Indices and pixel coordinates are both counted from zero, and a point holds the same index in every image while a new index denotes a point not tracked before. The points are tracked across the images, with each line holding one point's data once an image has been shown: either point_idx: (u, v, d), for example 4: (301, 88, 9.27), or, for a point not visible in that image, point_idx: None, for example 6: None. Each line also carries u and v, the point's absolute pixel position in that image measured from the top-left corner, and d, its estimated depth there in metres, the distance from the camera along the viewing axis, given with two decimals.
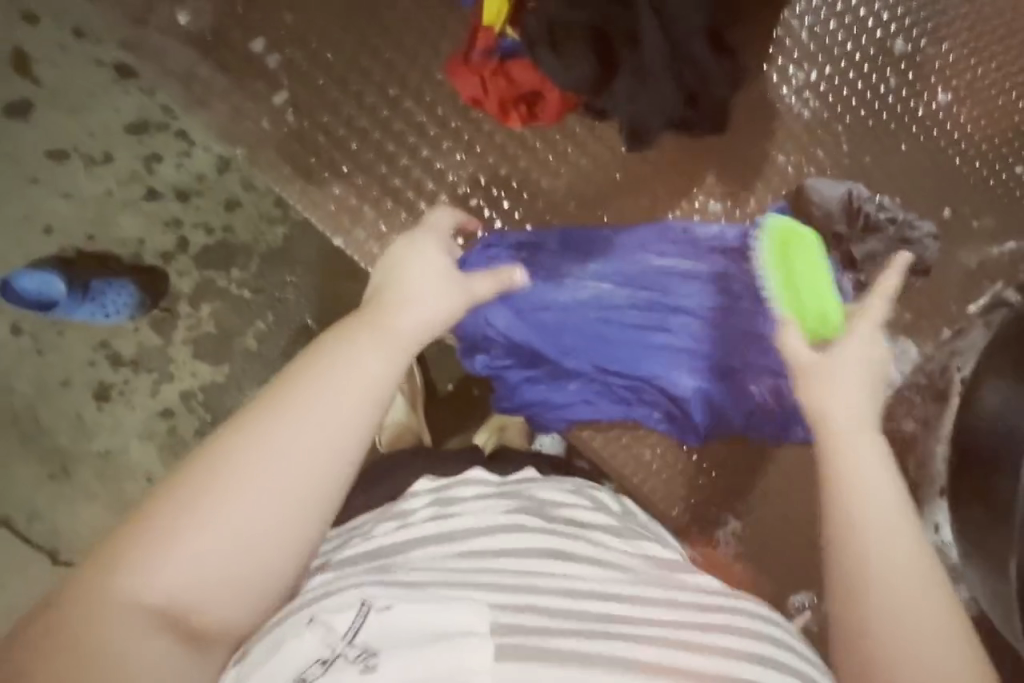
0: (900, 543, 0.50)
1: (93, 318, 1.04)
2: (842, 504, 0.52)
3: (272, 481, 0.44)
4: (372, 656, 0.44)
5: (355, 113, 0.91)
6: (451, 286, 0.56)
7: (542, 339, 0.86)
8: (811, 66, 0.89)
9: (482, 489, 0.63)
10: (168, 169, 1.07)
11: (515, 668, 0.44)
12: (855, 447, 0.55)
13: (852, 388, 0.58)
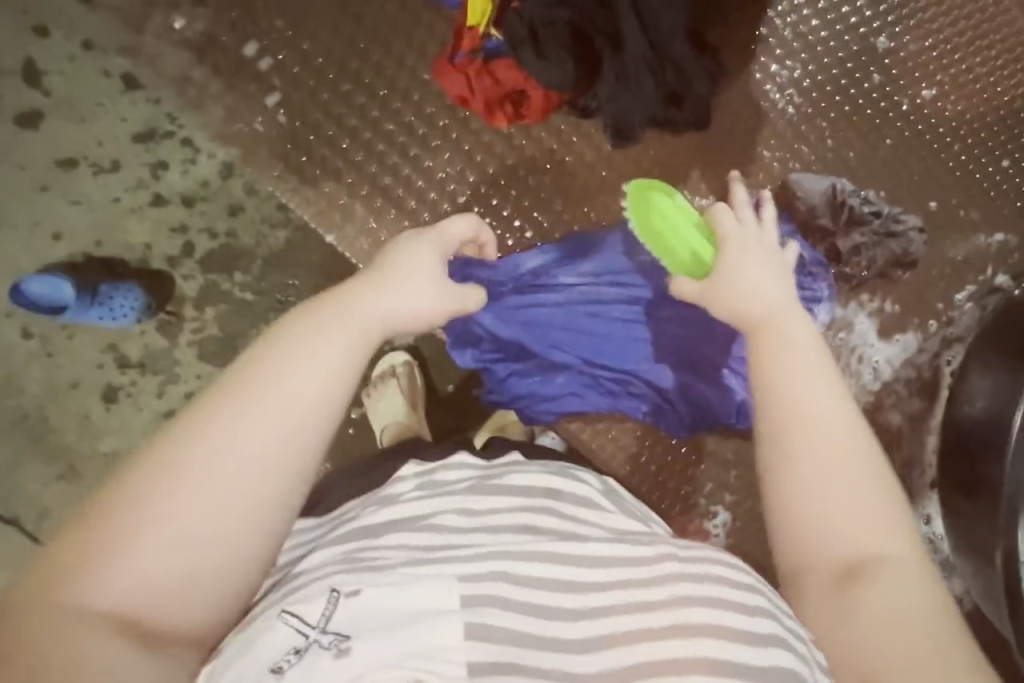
0: (814, 397, 0.54)
1: (101, 321, 1.02)
2: (765, 372, 0.56)
3: (230, 474, 0.44)
4: (344, 640, 0.44)
5: (346, 111, 0.93)
6: (416, 279, 0.57)
7: (529, 334, 0.86)
8: (795, 63, 0.89)
9: (461, 473, 0.62)
10: (175, 177, 1.05)
11: (483, 651, 0.45)
12: (790, 357, 0.56)
13: (769, 277, 0.62)
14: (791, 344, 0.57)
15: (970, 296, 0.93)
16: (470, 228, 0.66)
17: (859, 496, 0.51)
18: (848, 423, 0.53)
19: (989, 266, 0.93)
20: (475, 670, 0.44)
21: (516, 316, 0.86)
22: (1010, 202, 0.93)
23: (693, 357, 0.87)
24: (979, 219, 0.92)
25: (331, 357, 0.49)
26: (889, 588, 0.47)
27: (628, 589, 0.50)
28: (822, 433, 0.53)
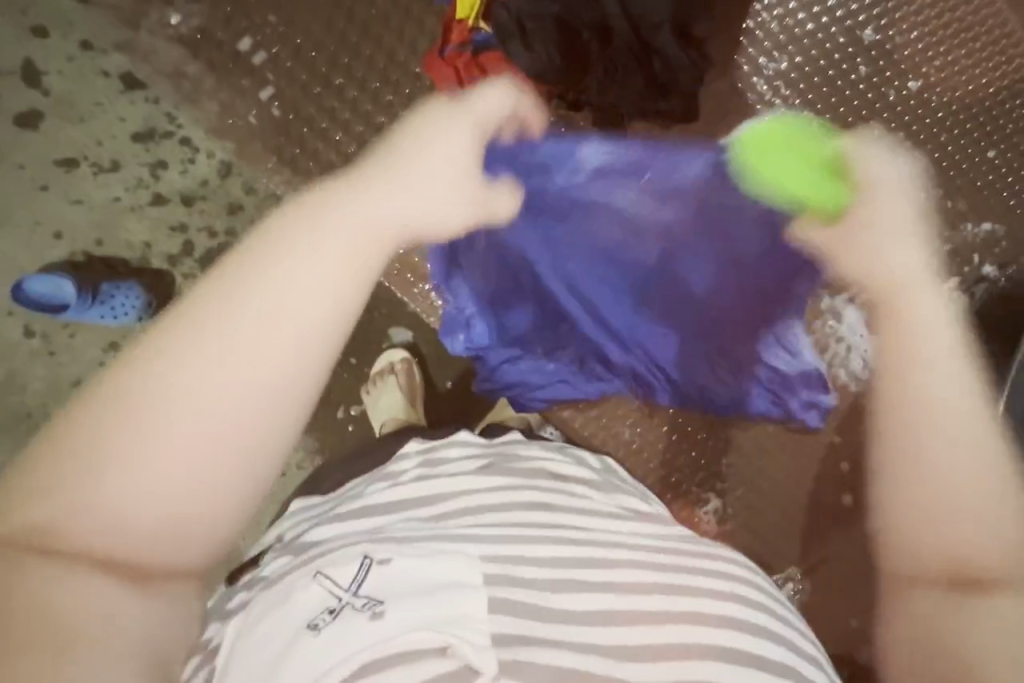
0: (952, 407, 0.46)
1: (101, 320, 1.04)
2: (891, 366, 0.48)
3: (203, 418, 0.41)
4: (378, 603, 0.47)
5: (339, 105, 0.97)
6: (453, 172, 0.48)
7: (550, 263, 0.78)
8: (783, 56, 0.91)
9: (466, 450, 0.67)
10: (175, 176, 1.06)
11: (509, 618, 0.47)
12: (924, 323, 0.48)
13: (904, 243, 0.50)
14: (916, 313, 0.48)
15: (955, 285, 0.94)
16: (494, 108, 0.53)
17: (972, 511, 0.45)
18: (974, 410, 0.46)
19: (976, 255, 0.95)
20: (499, 641, 0.45)
21: (517, 232, 0.75)
22: (996, 192, 0.94)
23: (713, 332, 0.81)
24: (966, 209, 0.94)
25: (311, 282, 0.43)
26: (997, 621, 0.43)
27: (643, 574, 0.53)
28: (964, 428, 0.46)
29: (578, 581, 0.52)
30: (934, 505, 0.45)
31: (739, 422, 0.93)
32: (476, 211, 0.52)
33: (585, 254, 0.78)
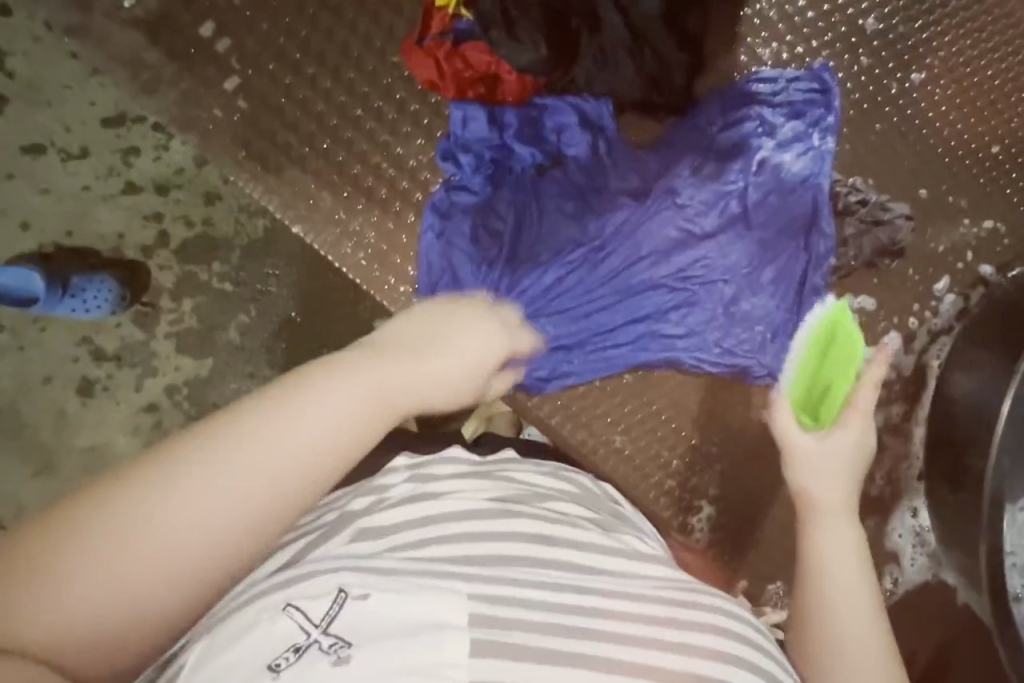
0: (860, 601, 0.56)
1: (72, 313, 1.13)
2: (816, 545, 0.60)
3: (139, 566, 0.39)
4: (345, 647, 0.44)
5: (311, 96, 0.84)
6: (466, 375, 0.55)
7: (630, 178, 0.85)
8: (795, 41, 0.86)
9: (462, 466, 0.64)
10: (147, 162, 1.17)
11: (488, 663, 0.45)
12: (844, 550, 0.60)
13: (835, 477, 0.67)
14: (826, 521, 0.63)
15: (949, 286, 0.92)
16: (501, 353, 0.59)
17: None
18: (862, 586, 0.57)
19: (970, 257, 0.92)
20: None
21: (677, 133, 0.85)
22: (1000, 188, 0.92)
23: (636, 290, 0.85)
24: (967, 206, 0.91)
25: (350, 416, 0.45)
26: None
27: (631, 623, 0.51)
28: (857, 622, 0.55)
29: (564, 626, 0.49)
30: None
31: (740, 432, 0.89)
32: (455, 398, 0.55)
33: (625, 243, 0.84)
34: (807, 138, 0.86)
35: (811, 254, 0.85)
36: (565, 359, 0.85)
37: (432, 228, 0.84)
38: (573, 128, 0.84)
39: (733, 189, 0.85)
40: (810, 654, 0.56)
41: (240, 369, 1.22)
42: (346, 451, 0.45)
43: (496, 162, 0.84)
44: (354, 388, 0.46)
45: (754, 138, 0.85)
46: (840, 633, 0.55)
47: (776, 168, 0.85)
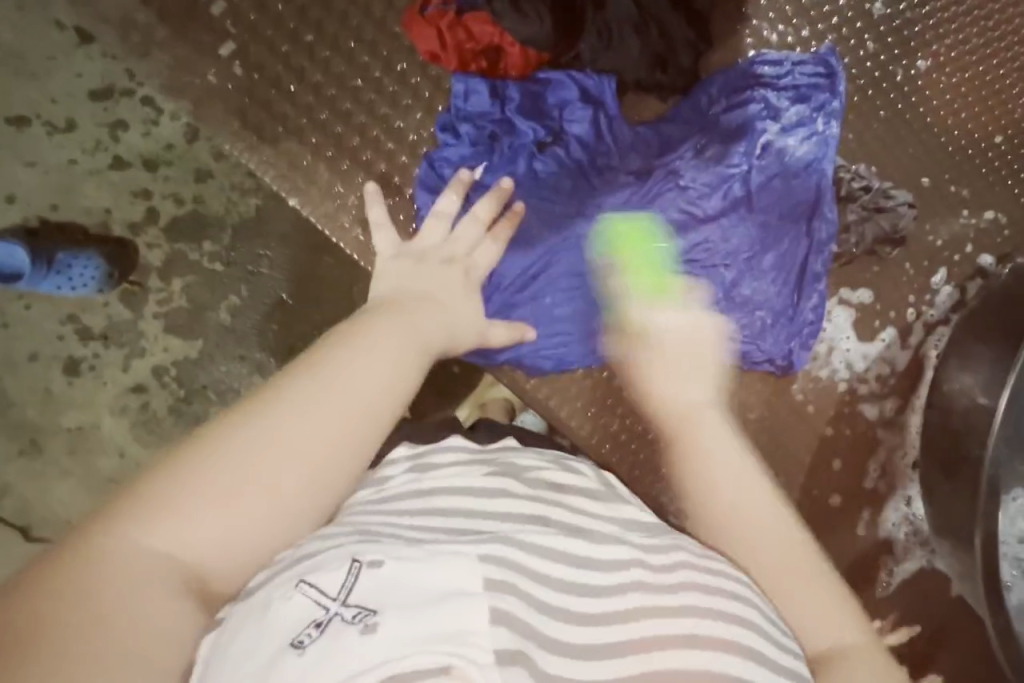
0: (732, 479, 0.61)
1: (59, 289, 1.19)
2: (705, 455, 0.62)
3: (258, 476, 0.47)
4: (371, 615, 0.43)
5: (309, 66, 0.82)
6: (472, 323, 0.69)
7: (632, 157, 0.84)
8: (801, 23, 0.85)
9: (458, 454, 0.63)
10: (134, 137, 1.25)
11: (509, 632, 0.44)
12: (720, 447, 0.63)
13: (688, 381, 0.69)
14: (704, 437, 0.64)
15: (945, 278, 0.91)
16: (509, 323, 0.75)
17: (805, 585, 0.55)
18: (755, 489, 0.60)
19: (969, 248, 0.92)
20: (501, 657, 0.42)
21: (678, 113, 0.85)
22: (1001, 179, 0.92)
23: None
24: (968, 196, 0.91)
25: (385, 374, 0.55)
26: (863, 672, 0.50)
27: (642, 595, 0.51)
28: (765, 523, 0.58)
29: (562, 610, 0.49)
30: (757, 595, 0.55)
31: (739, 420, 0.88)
32: (470, 337, 0.69)
33: (624, 225, 0.82)
34: (813, 120, 0.84)
35: (812, 238, 0.84)
36: (566, 342, 0.82)
37: (425, 203, 0.80)
38: (576, 104, 0.82)
39: (739, 168, 0.82)
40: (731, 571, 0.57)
41: (228, 352, 1.26)
42: (404, 379, 0.56)
43: (497, 136, 0.82)
44: (398, 334, 0.58)
45: (760, 116, 0.83)
46: (750, 539, 0.57)
47: (781, 149, 0.83)
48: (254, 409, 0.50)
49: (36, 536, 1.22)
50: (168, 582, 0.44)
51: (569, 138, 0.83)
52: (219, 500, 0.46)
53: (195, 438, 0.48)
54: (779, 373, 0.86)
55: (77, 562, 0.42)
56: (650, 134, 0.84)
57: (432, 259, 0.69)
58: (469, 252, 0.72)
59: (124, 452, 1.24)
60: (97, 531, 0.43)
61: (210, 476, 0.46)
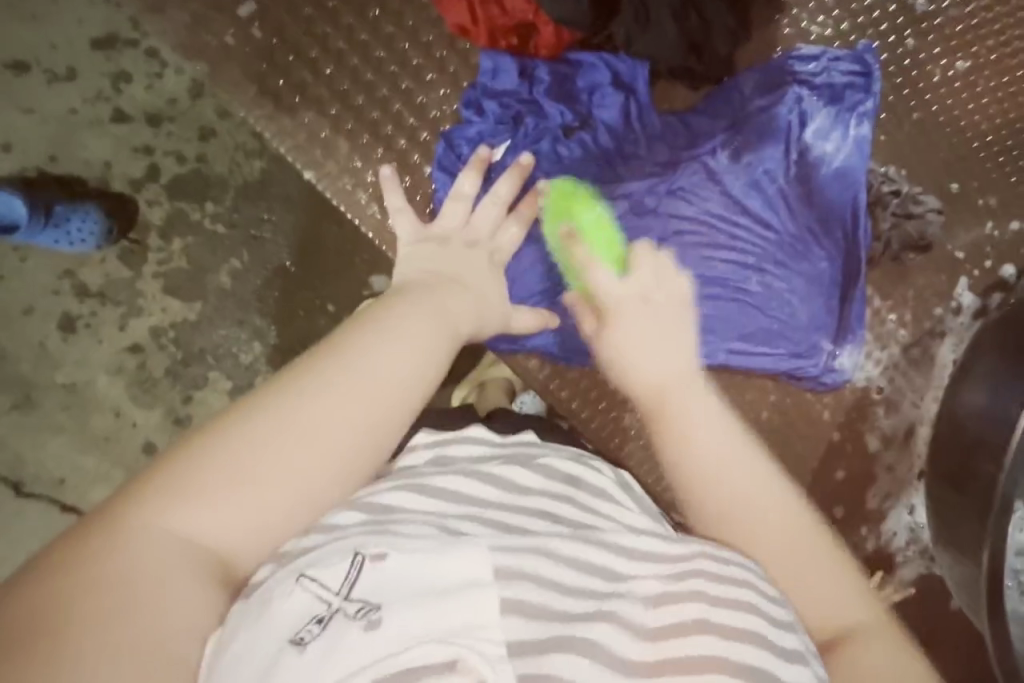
0: (733, 470, 0.56)
1: (55, 243, 1.16)
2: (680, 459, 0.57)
3: (275, 460, 0.47)
4: (374, 611, 0.43)
5: (332, 33, 0.78)
6: (499, 312, 0.68)
7: (662, 147, 0.81)
8: (842, 15, 0.83)
9: (481, 448, 0.64)
10: (137, 89, 1.22)
11: (523, 621, 0.45)
12: (702, 440, 0.56)
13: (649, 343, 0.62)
14: (677, 411, 0.58)
15: (968, 287, 0.90)
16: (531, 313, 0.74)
17: (815, 562, 0.53)
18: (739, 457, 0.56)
19: (989, 260, 0.90)
20: (512, 649, 0.43)
21: (709, 104, 0.82)
22: None
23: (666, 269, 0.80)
24: (996, 205, 0.89)
25: (414, 356, 0.54)
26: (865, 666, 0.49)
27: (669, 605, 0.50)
28: (763, 514, 0.54)
29: (564, 613, 0.48)
30: (784, 583, 0.53)
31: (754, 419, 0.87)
32: (494, 323, 0.68)
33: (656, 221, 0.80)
34: (847, 123, 0.82)
35: (853, 242, 0.82)
36: (590, 339, 0.82)
37: (443, 186, 0.77)
38: (607, 86, 0.80)
39: (772, 168, 0.81)
40: (754, 570, 0.54)
41: (228, 315, 1.23)
42: (428, 363, 0.55)
43: (521, 117, 0.79)
44: (423, 317, 0.57)
45: (798, 113, 0.81)
46: (745, 515, 0.54)
47: (817, 154, 0.81)
48: (273, 392, 0.49)
49: (28, 492, 1.21)
50: (190, 565, 0.44)
51: (601, 125, 0.81)
52: (244, 482, 0.46)
53: (214, 421, 0.48)
54: (812, 383, 0.85)
55: (99, 545, 0.42)
56: (680, 126, 0.82)
57: (456, 242, 0.67)
58: (492, 237, 0.70)
59: (119, 412, 1.22)
60: (117, 515, 0.43)
61: (232, 460, 0.46)
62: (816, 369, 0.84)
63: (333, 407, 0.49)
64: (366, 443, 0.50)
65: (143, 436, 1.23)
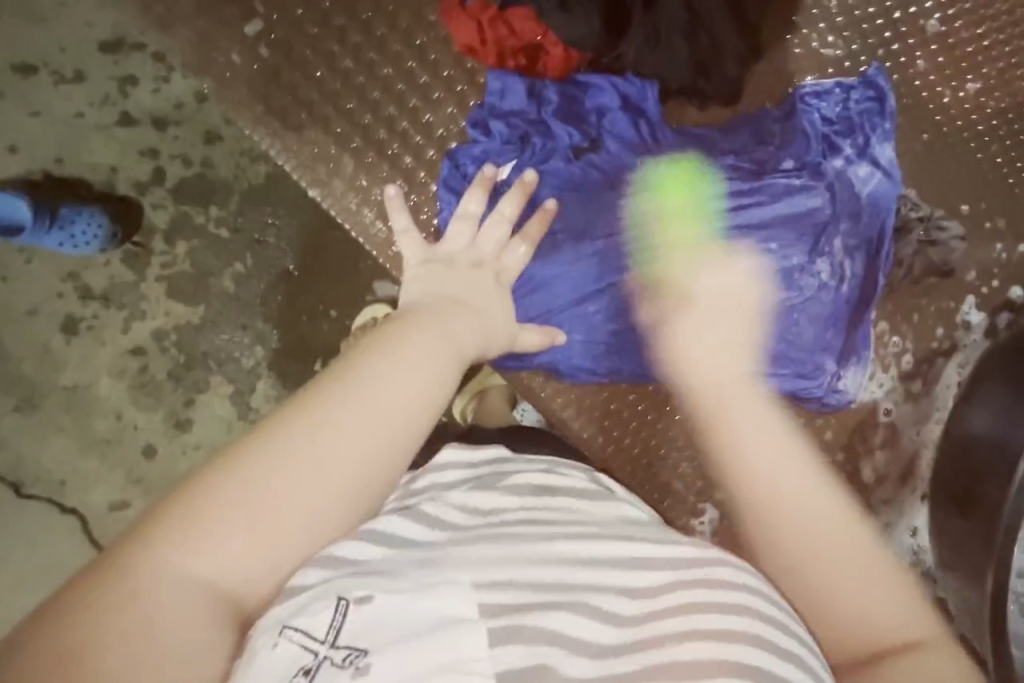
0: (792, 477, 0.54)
1: (60, 246, 1.16)
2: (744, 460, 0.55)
3: (279, 495, 0.47)
4: (362, 657, 0.44)
5: (338, 50, 0.78)
6: (507, 329, 0.68)
7: (682, 161, 0.80)
8: (852, 36, 0.84)
9: (460, 472, 0.64)
10: (144, 93, 1.22)
11: (511, 651, 0.44)
12: (758, 440, 0.55)
13: (712, 343, 0.66)
14: (735, 408, 0.58)
15: (975, 305, 0.90)
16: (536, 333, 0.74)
17: (855, 563, 0.51)
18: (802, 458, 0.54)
19: (997, 281, 0.90)
20: (504, 680, 0.43)
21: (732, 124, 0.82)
22: None
23: None
24: (1004, 228, 0.89)
25: (419, 381, 0.54)
26: (920, 672, 0.47)
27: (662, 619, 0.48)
28: (824, 525, 0.52)
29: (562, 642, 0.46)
30: (832, 587, 0.51)
31: None
32: (502, 342, 0.68)
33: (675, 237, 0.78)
34: (867, 149, 0.81)
35: (874, 266, 0.82)
36: (597, 355, 0.81)
37: (448, 205, 0.77)
38: (616, 112, 0.80)
39: (805, 191, 0.79)
40: (800, 568, 0.52)
41: (232, 319, 1.23)
42: (434, 387, 0.55)
43: (529, 136, 0.78)
44: (428, 339, 0.57)
45: (819, 135, 0.81)
46: (793, 514, 0.52)
47: (842, 179, 0.80)
48: (275, 425, 0.49)
49: (28, 492, 1.21)
50: (196, 607, 0.44)
51: (617, 143, 0.80)
52: (250, 519, 0.46)
53: (216, 458, 0.47)
54: (817, 406, 0.86)
55: (98, 594, 0.41)
56: (703, 140, 0.81)
57: (461, 263, 0.67)
58: (496, 257, 0.70)
59: (121, 414, 1.22)
60: (120, 561, 0.43)
61: (230, 501, 0.46)
62: (820, 390, 0.84)
63: (339, 438, 0.49)
64: (372, 473, 0.50)
65: (145, 439, 1.22)
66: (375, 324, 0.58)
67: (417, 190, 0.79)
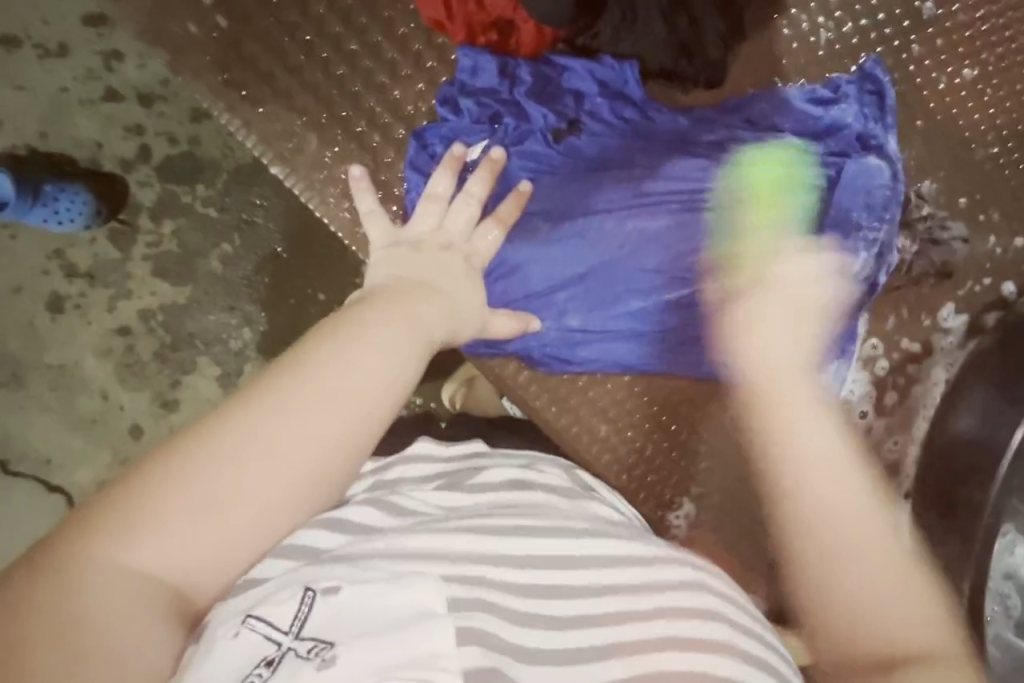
0: (842, 485, 0.52)
1: (45, 222, 1.14)
2: (781, 448, 0.53)
3: (232, 480, 0.45)
4: (328, 649, 0.41)
5: (307, 24, 0.76)
6: (474, 314, 0.65)
7: (659, 142, 0.78)
8: (845, 15, 0.81)
9: (428, 468, 0.62)
10: (130, 69, 1.20)
11: (480, 650, 0.43)
12: (819, 439, 0.53)
13: (778, 332, 0.59)
14: (789, 408, 0.55)
15: (953, 313, 0.88)
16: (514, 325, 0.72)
17: (890, 577, 0.50)
18: (846, 455, 0.53)
19: (989, 277, 0.88)
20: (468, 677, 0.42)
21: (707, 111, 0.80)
22: None
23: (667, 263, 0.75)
24: (998, 220, 0.87)
25: (384, 364, 0.52)
26: None
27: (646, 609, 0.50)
28: (859, 533, 0.51)
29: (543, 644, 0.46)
30: (868, 593, 0.50)
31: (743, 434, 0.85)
32: (469, 329, 0.65)
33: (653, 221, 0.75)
34: (868, 143, 0.78)
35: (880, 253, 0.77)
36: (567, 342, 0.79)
37: (415, 186, 0.75)
38: (595, 97, 0.78)
39: (784, 181, 0.76)
40: (831, 569, 0.51)
41: (218, 299, 1.22)
42: (400, 372, 0.53)
43: (500, 117, 0.76)
44: (395, 323, 0.55)
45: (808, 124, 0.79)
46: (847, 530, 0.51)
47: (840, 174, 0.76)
48: (233, 408, 0.47)
49: (14, 469, 1.20)
50: (142, 595, 0.42)
51: (596, 125, 0.78)
52: (203, 504, 0.44)
53: (169, 441, 0.46)
54: None
55: (30, 591, 0.39)
56: (681, 122, 0.79)
57: (428, 245, 0.65)
58: (467, 239, 0.67)
59: (106, 393, 1.21)
60: (60, 550, 0.41)
61: (184, 487, 0.44)
62: None
63: (297, 423, 0.48)
64: (333, 459, 0.49)
65: (131, 419, 1.21)
66: (345, 307, 0.57)
67: (381, 171, 0.77)
